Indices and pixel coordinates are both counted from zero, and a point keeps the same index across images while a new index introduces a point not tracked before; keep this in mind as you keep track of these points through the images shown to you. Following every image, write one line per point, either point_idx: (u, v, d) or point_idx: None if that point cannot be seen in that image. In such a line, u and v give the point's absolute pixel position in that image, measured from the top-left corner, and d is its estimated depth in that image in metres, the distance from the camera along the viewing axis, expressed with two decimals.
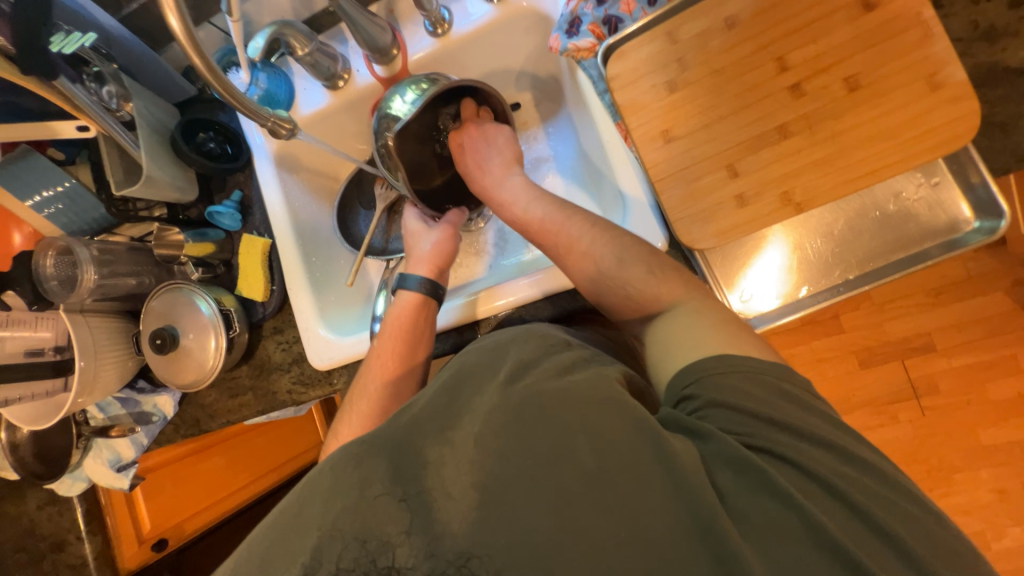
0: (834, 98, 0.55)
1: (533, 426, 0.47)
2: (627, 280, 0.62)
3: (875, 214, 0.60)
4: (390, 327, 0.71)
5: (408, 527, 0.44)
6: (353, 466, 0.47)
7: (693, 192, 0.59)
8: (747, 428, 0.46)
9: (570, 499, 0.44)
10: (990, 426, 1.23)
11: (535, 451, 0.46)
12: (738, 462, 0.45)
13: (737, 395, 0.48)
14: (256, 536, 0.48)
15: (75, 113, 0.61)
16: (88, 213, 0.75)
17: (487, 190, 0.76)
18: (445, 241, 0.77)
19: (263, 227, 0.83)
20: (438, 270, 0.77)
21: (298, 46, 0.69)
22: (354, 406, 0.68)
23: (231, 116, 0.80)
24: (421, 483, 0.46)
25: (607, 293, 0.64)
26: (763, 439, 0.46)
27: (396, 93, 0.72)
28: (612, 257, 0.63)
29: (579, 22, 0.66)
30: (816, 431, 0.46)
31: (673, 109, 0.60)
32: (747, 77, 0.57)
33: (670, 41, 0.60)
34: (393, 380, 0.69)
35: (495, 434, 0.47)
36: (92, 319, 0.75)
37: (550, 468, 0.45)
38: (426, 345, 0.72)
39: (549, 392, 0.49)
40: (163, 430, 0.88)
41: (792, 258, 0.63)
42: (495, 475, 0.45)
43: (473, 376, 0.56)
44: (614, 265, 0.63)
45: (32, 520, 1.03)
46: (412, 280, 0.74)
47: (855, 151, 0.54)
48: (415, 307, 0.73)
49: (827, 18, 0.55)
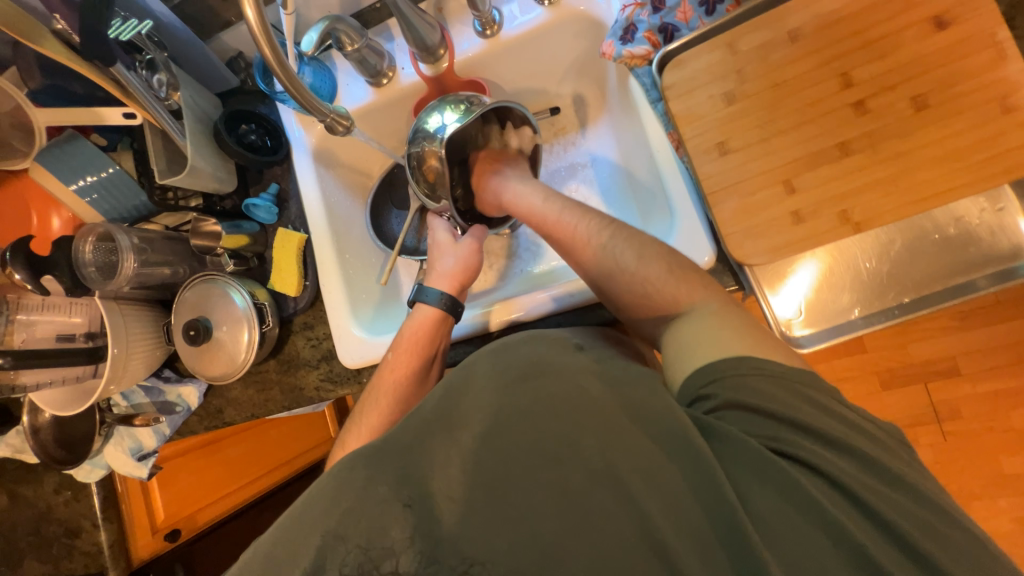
0: (899, 117, 0.54)
1: (546, 424, 0.47)
2: (648, 278, 0.60)
3: (936, 237, 0.58)
4: (404, 342, 0.71)
5: (411, 530, 0.43)
6: (361, 470, 0.46)
7: (747, 207, 0.58)
8: (770, 431, 0.45)
9: (586, 502, 0.43)
10: (1013, 454, 1.21)
11: (546, 449, 0.45)
12: (762, 466, 0.43)
13: (760, 397, 0.47)
14: (261, 541, 0.46)
15: (125, 100, 0.61)
16: (128, 201, 0.74)
17: (522, 189, 0.74)
18: (470, 257, 0.75)
19: (299, 222, 0.82)
20: (460, 286, 0.75)
21: (348, 42, 0.68)
22: (364, 416, 0.68)
23: (270, 108, 0.81)
24: (427, 489, 0.45)
25: (631, 292, 0.62)
26: (788, 443, 0.44)
27: (435, 111, 0.74)
28: (642, 252, 0.62)
29: (634, 28, 0.65)
30: (852, 441, 0.44)
31: (730, 121, 0.59)
32: (809, 93, 0.56)
33: (730, 51, 0.59)
34: (407, 396, 0.68)
35: (502, 428, 0.47)
36: (126, 309, 0.74)
37: (559, 465, 0.45)
38: (439, 359, 0.72)
39: (564, 398, 0.48)
40: (186, 420, 0.87)
41: (824, 280, 0.62)
42: (503, 476, 0.45)
43: (478, 376, 0.53)
44: (641, 261, 0.61)
45: (48, 505, 0.98)
46: (431, 294, 0.72)
47: (919, 171, 0.53)
48: (433, 323, 0.72)
49: (895, 35, 0.54)
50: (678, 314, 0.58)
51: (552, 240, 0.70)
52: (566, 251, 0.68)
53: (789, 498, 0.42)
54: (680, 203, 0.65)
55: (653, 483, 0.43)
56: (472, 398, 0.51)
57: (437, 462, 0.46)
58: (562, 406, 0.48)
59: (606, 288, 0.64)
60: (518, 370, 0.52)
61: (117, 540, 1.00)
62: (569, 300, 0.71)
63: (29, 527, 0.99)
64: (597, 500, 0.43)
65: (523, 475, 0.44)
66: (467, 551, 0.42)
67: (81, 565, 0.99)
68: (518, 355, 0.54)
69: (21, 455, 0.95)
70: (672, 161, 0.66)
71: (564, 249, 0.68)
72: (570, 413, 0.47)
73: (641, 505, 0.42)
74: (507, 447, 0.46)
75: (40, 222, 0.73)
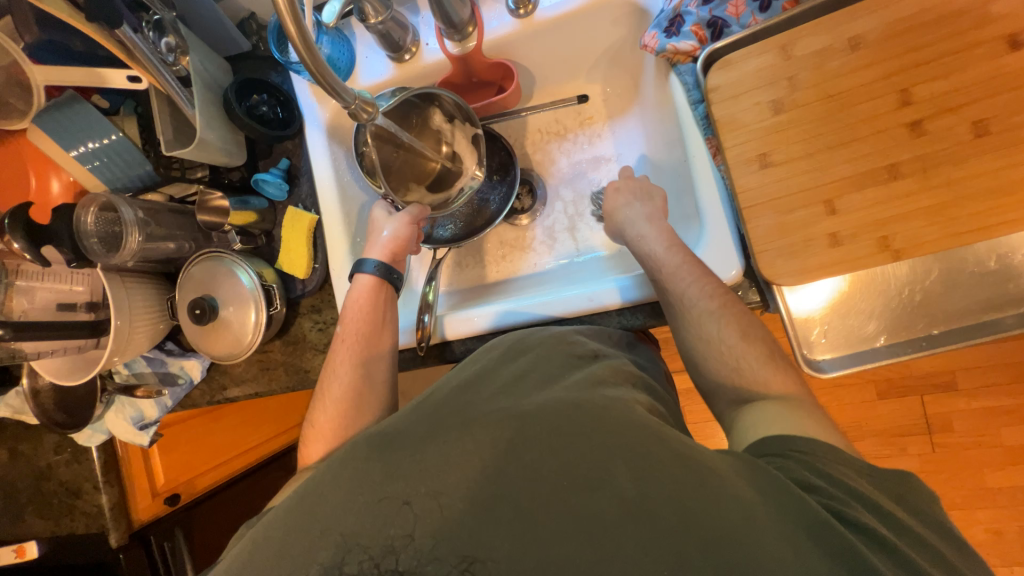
0: (958, 142, 0.51)
1: (572, 441, 0.42)
2: (743, 358, 0.56)
3: (974, 269, 0.57)
4: (350, 313, 0.69)
5: (412, 529, 0.39)
6: (375, 462, 0.44)
7: (784, 225, 0.56)
8: (816, 485, 0.42)
9: (614, 533, 0.37)
10: (997, 468, 1.22)
11: (575, 471, 0.40)
12: (812, 523, 0.39)
13: (817, 460, 0.45)
14: (272, 525, 0.44)
15: (129, 63, 0.56)
16: (131, 169, 0.70)
17: (650, 237, 0.65)
18: (402, 228, 0.71)
19: (309, 201, 0.78)
20: (395, 257, 0.72)
21: (371, 13, 0.64)
22: (327, 390, 0.66)
23: (282, 78, 0.76)
24: (436, 488, 0.41)
25: (718, 362, 0.58)
26: (831, 499, 0.41)
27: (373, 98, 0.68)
28: (744, 332, 0.57)
29: (681, 20, 0.61)
30: (883, 504, 0.42)
31: (776, 132, 0.56)
32: (864, 107, 0.53)
33: (783, 56, 0.56)
34: (364, 363, 0.67)
35: (525, 437, 0.43)
36: (130, 282, 0.72)
37: (588, 490, 0.39)
38: (393, 333, 0.70)
39: (593, 412, 0.45)
40: (188, 394, 0.86)
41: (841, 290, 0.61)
42: (520, 494, 0.40)
43: (494, 376, 0.54)
44: (742, 339, 0.57)
45: (49, 464, 0.99)
46: (368, 263, 0.70)
47: (971, 203, 0.51)
48: (372, 291, 0.70)
49: (965, 52, 0.50)
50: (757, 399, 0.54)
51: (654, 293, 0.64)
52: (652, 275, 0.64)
53: (835, 552, 0.37)
54: (713, 215, 0.62)
55: (694, 523, 0.37)
56: (486, 399, 0.49)
57: (450, 462, 0.42)
58: (594, 415, 0.44)
59: (686, 345, 0.61)
60: (538, 375, 0.53)
61: (117, 504, 1.00)
62: (588, 305, 0.69)
63: (31, 484, 1.00)
64: (625, 535, 0.37)
65: (545, 492, 0.40)
66: (467, 547, 0.38)
67: (83, 524, 1.00)
68: (534, 363, 0.55)
69: (21, 416, 0.95)
70: (708, 169, 0.62)
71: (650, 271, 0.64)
72: (605, 432, 0.42)
73: (673, 538, 0.37)
74: (530, 459, 0.41)
75: (38, 187, 0.70)
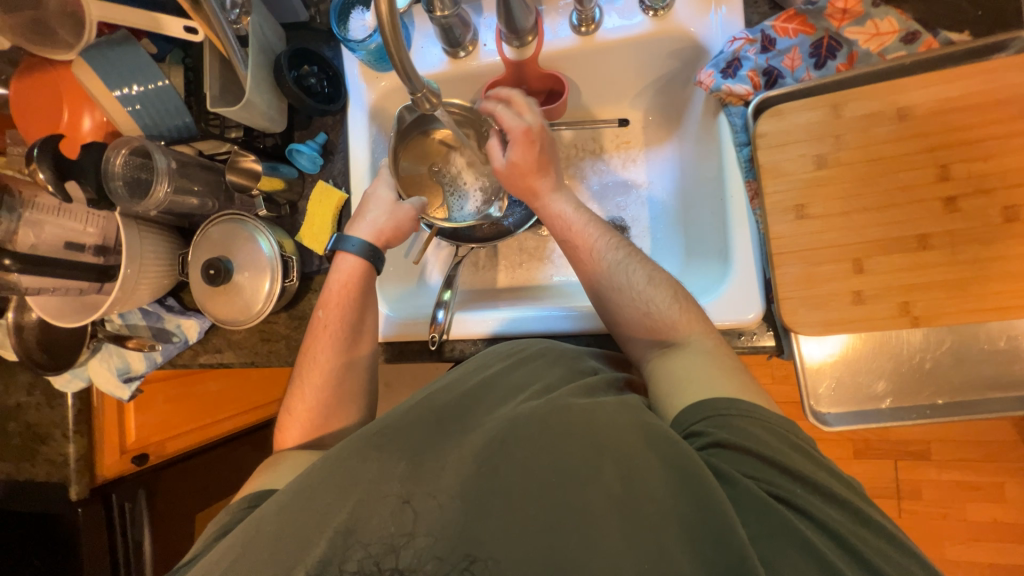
0: (987, 223, 0.53)
1: (562, 439, 0.45)
2: (657, 305, 0.59)
3: (983, 346, 0.59)
4: (330, 297, 0.67)
5: (412, 528, 0.40)
6: (371, 457, 0.45)
7: (811, 276, 0.57)
8: (761, 473, 0.44)
9: (601, 524, 0.40)
10: (958, 542, 1.23)
11: (562, 469, 0.43)
12: (761, 509, 0.41)
13: (735, 431, 0.47)
14: (265, 516, 0.45)
15: (192, 14, 0.56)
16: (171, 116, 0.69)
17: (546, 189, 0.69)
18: (405, 221, 0.70)
19: (340, 178, 0.77)
20: (385, 241, 0.70)
21: (438, 7, 0.64)
22: (307, 378, 0.65)
23: (334, 54, 0.77)
24: (432, 488, 0.42)
25: (633, 308, 0.61)
26: (774, 484, 0.43)
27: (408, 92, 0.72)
28: (651, 276, 0.62)
29: (738, 64, 0.63)
30: (825, 483, 0.43)
31: (816, 186, 0.57)
32: (902, 176, 0.55)
33: (833, 114, 0.58)
34: (344, 348, 0.66)
35: (515, 438, 0.45)
36: (145, 231, 0.71)
37: (575, 484, 0.42)
38: (368, 307, 0.69)
39: (584, 422, 0.46)
40: (181, 353, 0.83)
41: (842, 352, 0.62)
42: (505, 484, 0.42)
43: (498, 381, 0.53)
44: (650, 283, 0.61)
45: (19, 404, 0.95)
46: (351, 242, 0.69)
47: (992, 282, 0.52)
48: (356, 273, 0.69)
49: (1006, 139, 0.53)
50: (674, 343, 0.57)
51: (567, 250, 0.67)
52: (594, 271, 0.64)
53: (790, 546, 0.39)
54: (741, 256, 0.63)
55: (671, 521, 0.40)
56: (487, 406, 0.50)
57: (445, 465, 0.44)
58: (577, 418, 0.47)
59: (607, 297, 0.63)
60: (539, 384, 0.53)
61: (84, 454, 0.96)
62: (596, 324, 0.69)
63: None
64: (608, 526, 0.40)
65: (538, 489, 0.42)
66: (467, 547, 0.40)
67: (44, 472, 0.95)
68: (536, 370, 0.55)
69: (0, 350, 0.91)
70: (744, 210, 0.63)
71: (589, 265, 0.65)
72: (590, 436, 0.45)
73: (658, 539, 0.39)
74: (521, 458, 0.44)
75: (70, 121, 0.69)
